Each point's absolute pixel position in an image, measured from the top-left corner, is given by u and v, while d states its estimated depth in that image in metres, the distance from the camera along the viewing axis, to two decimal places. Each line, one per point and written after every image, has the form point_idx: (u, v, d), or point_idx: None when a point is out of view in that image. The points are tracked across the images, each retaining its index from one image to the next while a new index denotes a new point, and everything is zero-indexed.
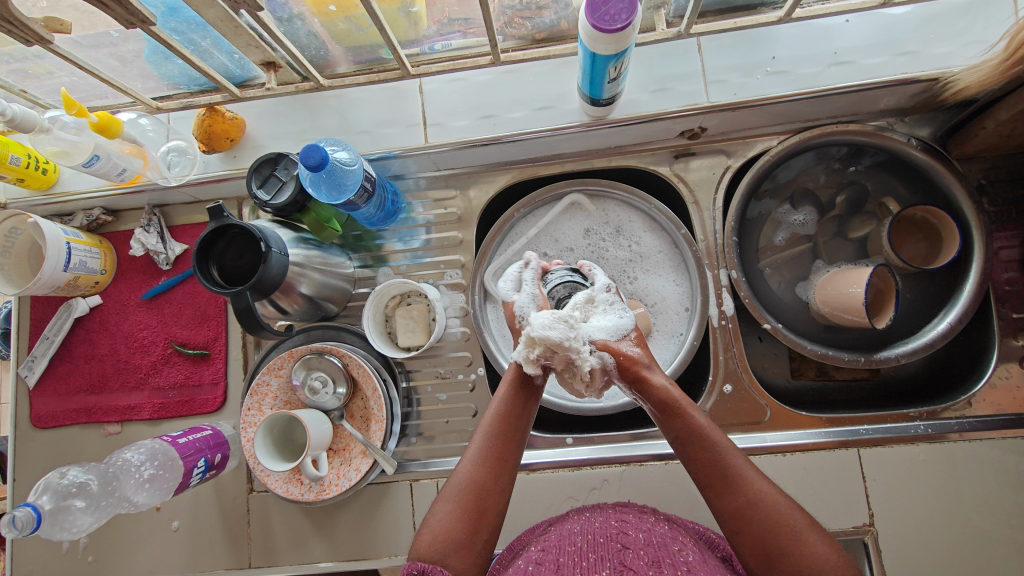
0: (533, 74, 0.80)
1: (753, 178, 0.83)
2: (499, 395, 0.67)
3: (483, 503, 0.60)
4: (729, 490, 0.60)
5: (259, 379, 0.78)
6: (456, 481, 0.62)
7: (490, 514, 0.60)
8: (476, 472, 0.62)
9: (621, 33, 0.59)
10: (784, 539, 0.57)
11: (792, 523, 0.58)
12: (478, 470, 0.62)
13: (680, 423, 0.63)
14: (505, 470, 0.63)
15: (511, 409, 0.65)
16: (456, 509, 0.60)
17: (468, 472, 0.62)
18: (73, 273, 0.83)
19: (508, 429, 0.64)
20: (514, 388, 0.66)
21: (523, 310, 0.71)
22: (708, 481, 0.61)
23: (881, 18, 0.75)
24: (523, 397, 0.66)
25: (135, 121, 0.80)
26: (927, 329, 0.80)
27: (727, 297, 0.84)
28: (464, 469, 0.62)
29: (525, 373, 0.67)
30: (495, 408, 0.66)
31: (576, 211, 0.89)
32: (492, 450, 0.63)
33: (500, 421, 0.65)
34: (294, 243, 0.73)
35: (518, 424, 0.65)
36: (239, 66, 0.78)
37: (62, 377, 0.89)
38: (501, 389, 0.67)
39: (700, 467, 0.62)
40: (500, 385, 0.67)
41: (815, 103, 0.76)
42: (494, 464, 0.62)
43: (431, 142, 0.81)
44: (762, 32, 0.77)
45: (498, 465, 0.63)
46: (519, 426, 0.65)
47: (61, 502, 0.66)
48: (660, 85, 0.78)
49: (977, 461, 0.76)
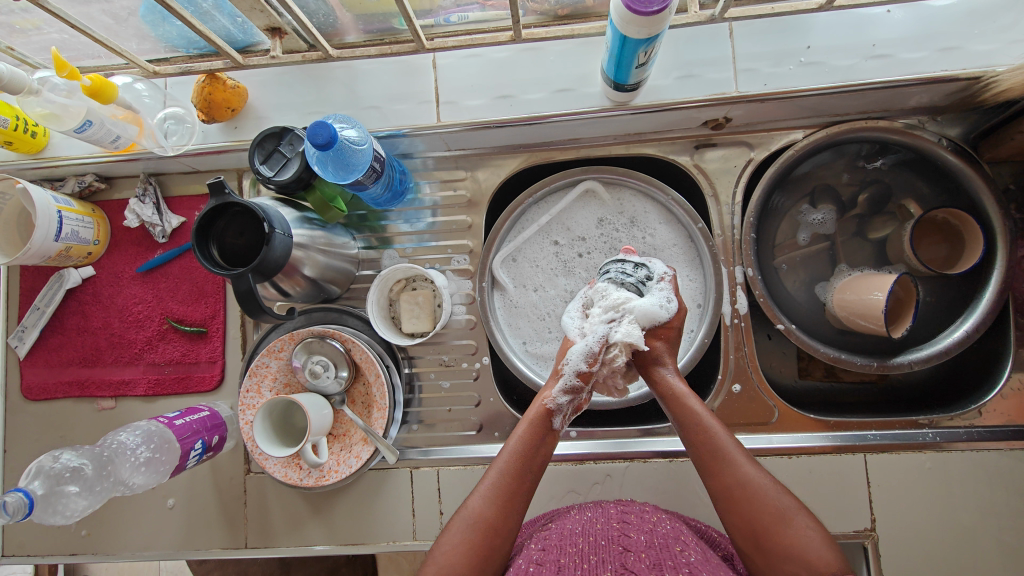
0: (554, 52, 0.76)
1: (775, 173, 0.80)
2: (517, 433, 0.67)
3: (491, 543, 0.60)
4: (717, 470, 0.62)
5: (259, 360, 0.76)
6: (465, 515, 0.62)
7: (497, 555, 0.60)
8: (487, 510, 0.62)
9: (656, 17, 0.55)
10: (770, 520, 0.58)
11: (781, 508, 0.58)
12: (490, 510, 0.62)
13: (677, 408, 0.66)
14: (515, 511, 0.62)
15: (528, 448, 0.65)
16: (463, 543, 0.60)
17: (478, 509, 0.62)
18: (65, 243, 0.79)
19: (523, 469, 0.64)
20: (533, 427, 0.67)
21: (571, 357, 0.68)
22: (700, 462, 0.63)
23: (922, 10, 0.71)
24: (539, 440, 0.66)
25: (130, 85, 0.75)
26: (942, 336, 0.79)
27: (741, 295, 0.82)
28: (472, 505, 0.62)
29: (546, 415, 0.67)
30: (510, 446, 0.66)
31: (590, 199, 0.86)
32: (506, 490, 0.63)
33: (516, 462, 0.65)
34: (298, 222, 0.70)
35: (533, 466, 0.65)
36: (242, 31, 0.74)
37: (54, 349, 0.86)
38: (519, 427, 0.67)
39: (693, 448, 0.64)
40: (518, 422, 0.68)
41: (848, 97, 0.73)
42: (507, 502, 0.62)
43: (443, 121, 0.77)
44: (798, 19, 0.73)
45: (510, 505, 0.62)
46: (534, 467, 0.65)
47: (54, 486, 0.64)
48: (686, 71, 0.74)
49: (982, 469, 0.75)
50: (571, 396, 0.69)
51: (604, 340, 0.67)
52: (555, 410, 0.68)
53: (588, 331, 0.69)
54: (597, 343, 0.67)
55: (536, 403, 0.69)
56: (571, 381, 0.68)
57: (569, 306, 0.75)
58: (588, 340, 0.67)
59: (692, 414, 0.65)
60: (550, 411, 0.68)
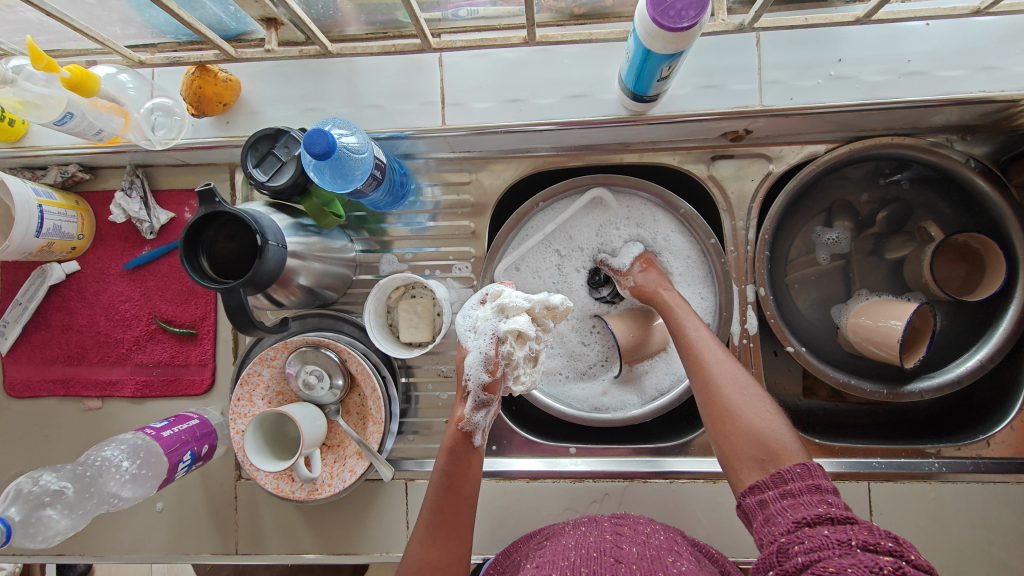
0: (568, 55, 0.71)
1: (793, 189, 0.77)
2: (438, 463, 0.66)
3: None
4: (705, 365, 0.65)
5: (251, 368, 0.73)
6: (410, 563, 0.60)
7: None
8: (430, 554, 0.61)
9: (686, 33, 0.51)
10: (739, 405, 0.61)
11: (750, 395, 0.61)
12: (431, 554, 0.60)
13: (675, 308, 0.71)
14: (458, 545, 0.62)
15: (453, 475, 0.65)
16: None
17: (421, 557, 0.60)
18: (46, 239, 0.75)
19: (455, 500, 0.64)
20: (451, 453, 0.66)
21: (471, 369, 0.65)
22: (687, 359, 0.67)
23: (966, 27, 0.67)
24: (463, 464, 0.65)
25: (113, 75, 0.70)
26: (954, 365, 0.77)
27: (751, 315, 0.80)
28: (415, 552, 0.61)
29: (463, 436, 0.66)
30: (434, 479, 0.65)
31: (598, 207, 0.82)
32: (446, 525, 0.62)
33: (445, 493, 0.64)
34: (293, 230, 0.66)
35: (466, 489, 0.64)
36: (234, 19, 0.70)
37: (37, 346, 0.83)
38: (441, 458, 0.66)
39: (684, 348, 0.68)
40: (438, 454, 0.67)
41: (877, 115, 0.69)
42: (448, 539, 0.62)
43: (448, 124, 0.73)
44: (829, 30, 0.68)
45: (451, 541, 0.62)
46: (465, 494, 0.64)
47: (33, 511, 0.62)
48: (708, 80, 0.69)
49: (986, 502, 0.74)
50: (485, 410, 0.67)
51: (496, 337, 0.64)
52: (472, 430, 0.66)
53: (480, 331, 0.66)
54: (489, 343, 0.64)
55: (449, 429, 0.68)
56: (478, 396, 0.66)
57: (466, 303, 0.72)
58: (481, 345, 0.65)
59: (689, 321, 0.70)
60: (467, 432, 0.66)
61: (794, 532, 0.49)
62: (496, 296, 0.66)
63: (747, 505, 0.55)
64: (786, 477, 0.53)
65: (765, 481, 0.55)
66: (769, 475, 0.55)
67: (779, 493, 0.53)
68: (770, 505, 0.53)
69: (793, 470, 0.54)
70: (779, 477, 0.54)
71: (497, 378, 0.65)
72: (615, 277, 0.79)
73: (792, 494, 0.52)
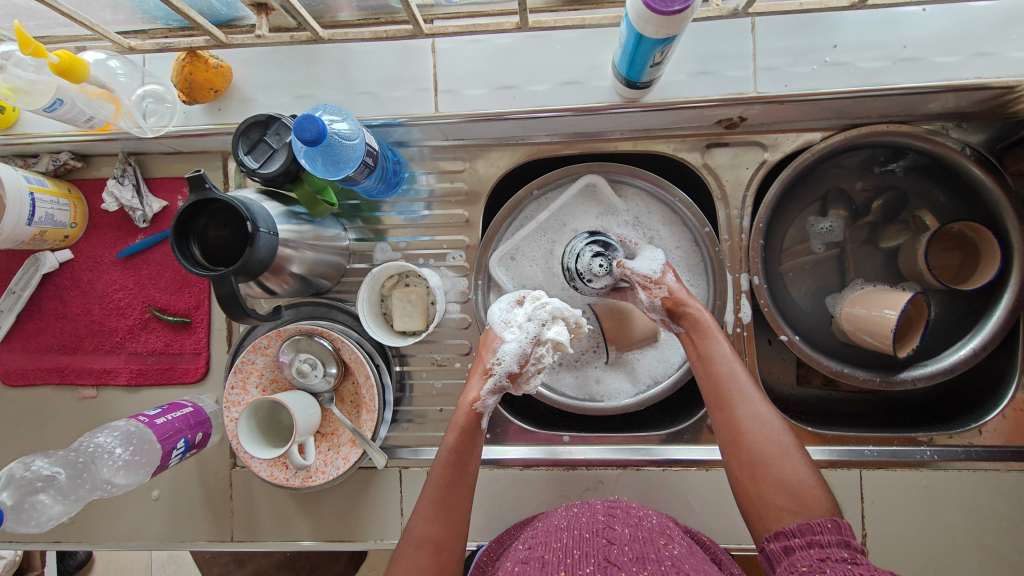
0: (562, 41, 0.71)
1: (788, 178, 0.76)
2: (445, 440, 0.65)
3: (440, 561, 0.59)
4: (732, 403, 0.61)
5: (244, 357, 0.73)
6: (411, 538, 0.60)
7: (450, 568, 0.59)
8: (430, 527, 0.60)
9: (678, 16, 0.51)
10: (770, 453, 0.57)
11: (781, 441, 0.58)
12: (433, 528, 0.60)
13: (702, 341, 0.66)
14: (457, 522, 0.62)
15: (459, 455, 0.64)
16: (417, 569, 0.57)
17: (422, 530, 0.60)
18: (38, 227, 0.75)
19: (453, 481, 0.63)
20: (462, 431, 0.65)
21: (504, 356, 0.67)
22: (712, 397, 0.63)
23: (961, 13, 0.66)
24: (466, 448, 0.65)
25: (102, 62, 0.69)
26: (948, 354, 0.77)
27: (745, 303, 0.80)
28: (417, 527, 0.61)
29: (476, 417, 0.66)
30: (442, 456, 0.64)
31: (591, 195, 0.82)
32: (447, 502, 0.62)
33: (448, 470, 0.64)
34: (284, 218, 0.66)
35: (468, 466, 0.64)
36: (225, 4, 0.69)
37: (32, 335, 0.83)
38: (447, 436, 0.66)
39: (710, 381, 0.64)
40: (446, 430, 0.66)
41: (872, 102, 0.69)
42: (450, 517, 0.62)
43: (441, 112, 0.73)
44: (825, 15, 0.67)
45: (448, 519, 0.61)
46: (469, 472, 0.64)
47: (24, 497, 0.62)
48: (702, 67, 0.69)
49: (977, 490, 0.75)
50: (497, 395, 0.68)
51: (536, 338, 0.68)
52: (484, 411, 0.66)
53: (518, 328, 0.69)
54: (529, 342, 0.67)
55: (460, 409, 0.67)
56: (501, 380, 0.67)
57: (503, 297, 0.74)
58: (521, 339, 0.67)
59: (719, 352, 0.65)
60: (479, 413, 0.66)
61: (817, 564, 0.49)
62: (539, 298, 0.70)
63: (771, 550, 0.54)
64: (817, 532, 0.52)
65: (793, 529, 0.53)
66: (799, 524, 0.53)
67: (807, 542, 0.51)
68: (797, 553, 0.51)
69: (823, 523, 0.52)
70: (808, 527, 0.52)
71: (523, 373, 0.68)
72: (643, 284, 0.72)
73: (821, 544, 0.51)
